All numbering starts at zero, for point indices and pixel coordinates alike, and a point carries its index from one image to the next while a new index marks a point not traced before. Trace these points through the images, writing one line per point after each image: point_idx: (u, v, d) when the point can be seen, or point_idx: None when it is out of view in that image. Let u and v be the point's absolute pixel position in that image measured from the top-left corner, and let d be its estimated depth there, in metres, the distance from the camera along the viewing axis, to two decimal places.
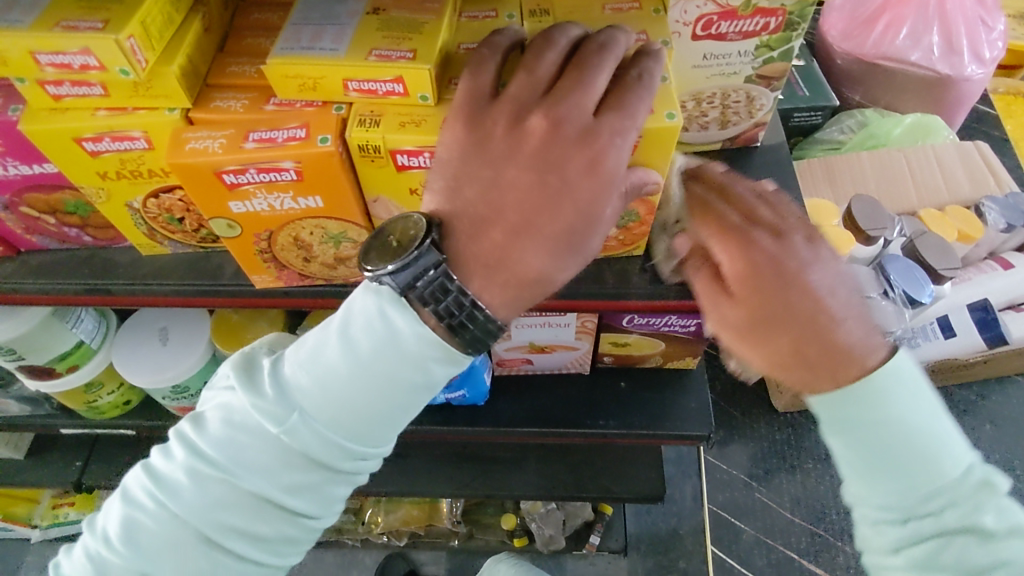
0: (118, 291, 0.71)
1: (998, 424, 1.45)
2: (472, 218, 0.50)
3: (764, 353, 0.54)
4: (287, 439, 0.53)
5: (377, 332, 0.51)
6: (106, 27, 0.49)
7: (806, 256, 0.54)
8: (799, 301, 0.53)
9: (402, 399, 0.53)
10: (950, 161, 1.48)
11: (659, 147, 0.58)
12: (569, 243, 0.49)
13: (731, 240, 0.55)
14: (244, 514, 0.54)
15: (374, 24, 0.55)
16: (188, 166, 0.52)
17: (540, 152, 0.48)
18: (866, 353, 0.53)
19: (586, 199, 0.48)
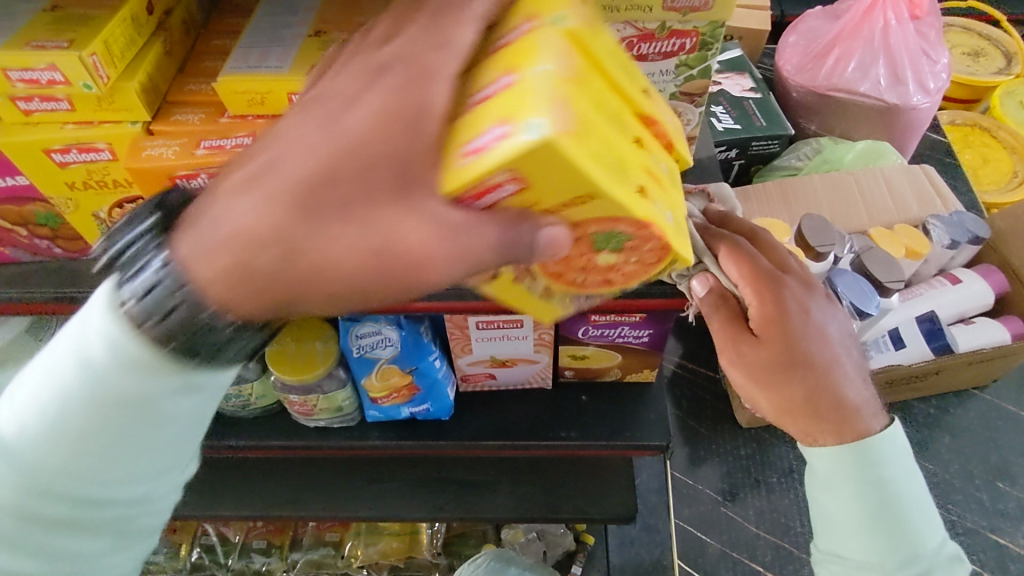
0: (85, 299, 0.75)
1: (958, 436, 1.47)
2: (240, 202, 0.48)
3: (776, 397, 0.71)
4: (23, 477, 0.54)
5: (91, 366, 0.52)
6: (71, 46, 0.55)
7: (828, 315, 0.71)
8: (822, 360, 0.68)
9: (142, 422, 0.54)
10: (898, 182, 1.56)
11: (550, 165, 0.42)
12: (302, 218, 0.47)
13: (775, 289, 0.68)
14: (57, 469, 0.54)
15: (316, 45, 0.61)
16: (144, 171, 0.58)
17: (319, 131, 0.47)
18: (869, 416, 0.70)
19: (291, 168, 0.46)
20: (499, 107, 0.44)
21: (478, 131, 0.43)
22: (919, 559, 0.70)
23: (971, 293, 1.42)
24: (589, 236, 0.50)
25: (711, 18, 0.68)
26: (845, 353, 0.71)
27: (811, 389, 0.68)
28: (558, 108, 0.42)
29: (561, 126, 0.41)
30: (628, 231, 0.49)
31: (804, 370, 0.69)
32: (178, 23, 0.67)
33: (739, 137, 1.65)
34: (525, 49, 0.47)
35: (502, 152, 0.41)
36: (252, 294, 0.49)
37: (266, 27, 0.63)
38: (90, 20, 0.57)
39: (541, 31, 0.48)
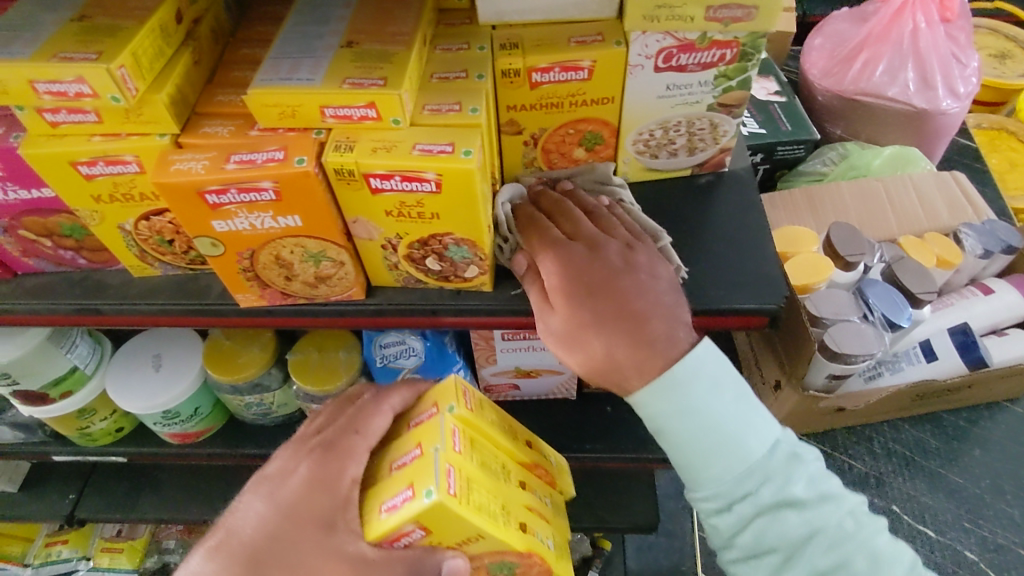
0: (109, 311, 0.74)
1: (990, 450, 1.44)
2: (253, 514, 0.73)
3: (583, 359, 0.66)
4: None
5: None
6: (99, 58, 0.53)
7: (617, 265, 0.66)
8: (611, 309, 0.64)
9: None
10: (928, 190, 1.52)
11: (448, 520, 0.65)
12: (254, 568, 0.70)
13: (549, 253, 0.68)
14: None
15: (349, 56, 0.59)
16: (172, 186, 0.56)
17: (311, 465, 0.75)
18: (668, 344, 0.65)
19: (297, 494, 0.73)
20: (405, 476, 0.68)
21: (393, 493, 0.68)
22: (755, 472, 0.66)
23: (1005, 304, 1.38)
24: (486, 561, 0.74)
25: (754, 28, 0.66)
26: (641, 300, 0.65)
27: (610, 339, 0.63)
28: (446, 479, 0.66)
29: (448, 493, 0.64)
30: (513, 558, 0.73)
31: (603, 321, 0.64)
32: (206, 32, 0.65)
33: (764, 142, 1.62)
34: (428, 434, 0.71)
35: (411, 511, 0.64)
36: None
37: (297, 38, 0.62)
38: (118, 31, 0.56)
39: (432, 421, 0.72)
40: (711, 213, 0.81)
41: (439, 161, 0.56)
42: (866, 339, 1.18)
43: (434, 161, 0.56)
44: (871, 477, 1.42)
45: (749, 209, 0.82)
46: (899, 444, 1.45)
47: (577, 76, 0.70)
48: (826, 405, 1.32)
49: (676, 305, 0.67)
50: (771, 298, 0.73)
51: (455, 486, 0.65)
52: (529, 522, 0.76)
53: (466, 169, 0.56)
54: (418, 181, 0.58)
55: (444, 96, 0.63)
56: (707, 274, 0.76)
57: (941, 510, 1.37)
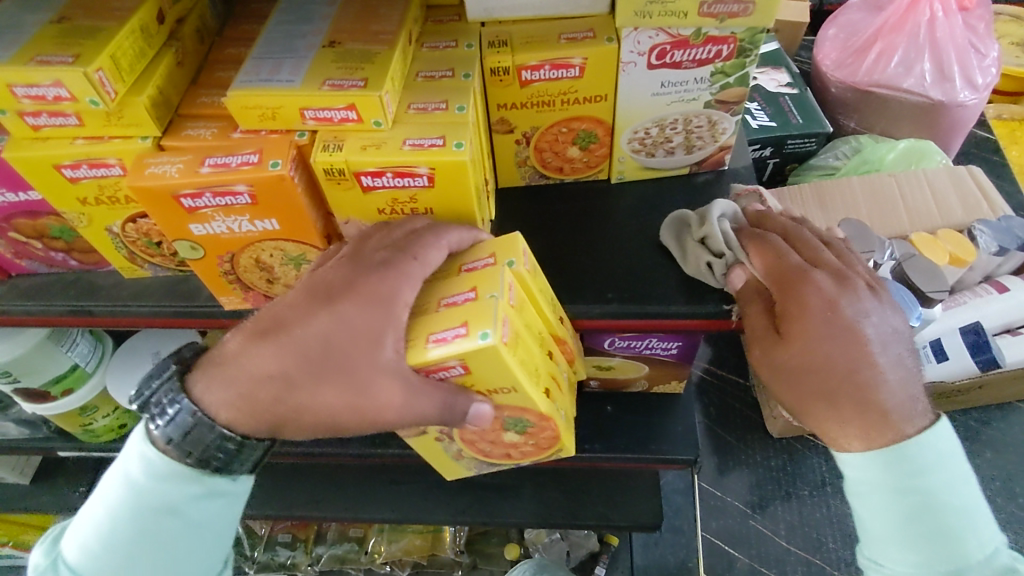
0: (100, 312, 0.74)
1: (1003, 451, 1.40)
2: (269, 351, 0.59)
3: (804, 402, 0.64)
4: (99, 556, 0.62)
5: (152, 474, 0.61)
6: (76, 62, 0.53)
7: (865, 309, 0.64)
8: (850, 358, 0.62)
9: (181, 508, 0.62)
10: (942, 185, 1.48)
11: (494, 367, 0.56)
12: (303, 372, 0.59)
13: (803, 282, 0.64)
14: (153, 526, 0.60)
15: (330, 56, 0.58)
16: (148, 190, 0.56)
17: (363, 280, 0.58)
18: (906, 419, 0.62)
19: (349, 312, 0.58)
20: (458, 314, 0.57)
21: (443, 325, 0.57)
22: (966, 573, 0.60)
23: (1021, 303, 1.34)
24: (503, 419, 0.67)
25: (752, 24, 0.64)
26: (880, 350, 0.63)
27: (851, 393, 0.62)
28: (505, 326, 0.56)
29: (504, 340, 0.54)
30: (531, 420, 0.67)
31: (827, 377, 0.63)
32: (191, 32, 0.64)
33: (775, 135, 1.59)
34: (485, 279, 0.59)
35: (462, 346, 0.54)
36: (258, 405, 0.60)
37: (280, 37, 0.61)
38: (97, 33, 0.55)
39: (492, 270, 0.60)
40: None
41: (431, 155, 0.56)
42: None
43: (427, 155, 0.56)
44: None
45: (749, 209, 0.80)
46: None
47: (568, 74, 0.68)
48: None
49: (914, 382, 0.64)
50: None
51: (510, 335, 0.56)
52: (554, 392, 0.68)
53: (459, 162, 0.56)
54: (410, 175, 0.57)
55: (431, 95, 0.61)
56: None
57: None
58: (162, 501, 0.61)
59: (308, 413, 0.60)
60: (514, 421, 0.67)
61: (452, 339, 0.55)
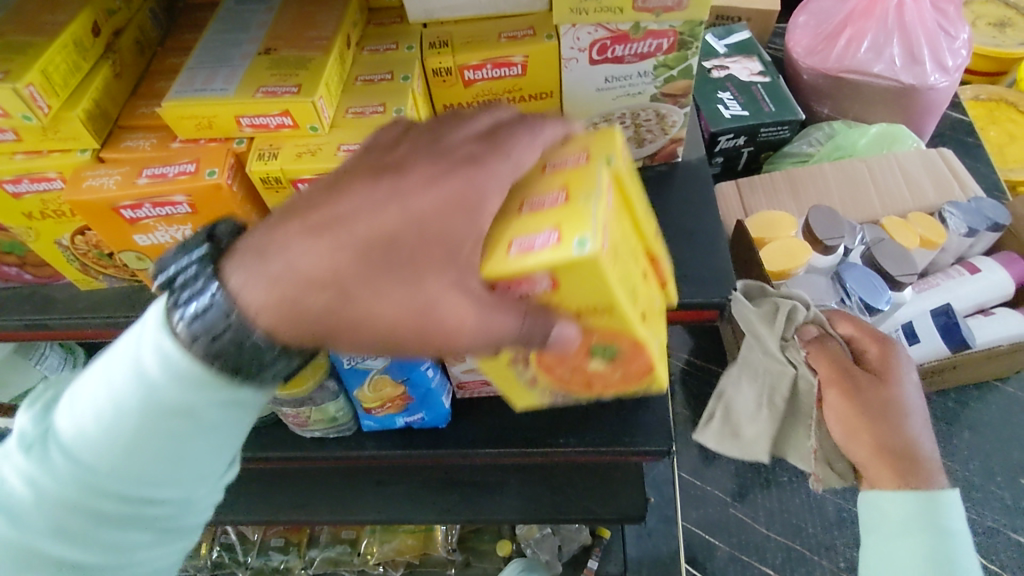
0: (56, 325, 0.74)
1: (980, 431, 1.41)
2: (313, 248, 0.47)
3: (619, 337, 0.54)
4: (48, 476, 0.51)
5: (149, 376, 0.50)
6: (6, 78, 0.53)
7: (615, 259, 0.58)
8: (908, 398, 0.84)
9: (165, 431, 0.51)
10: (913, 168, 1.49)
11: (583, 285, 0.44)
12: (361, 267, 0.46)
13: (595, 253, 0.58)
14: (129, 425, 0.50)
15: (265, 63, 0.59)
16: (87, 203, 0.56)
17: (434, 171, 0.48)
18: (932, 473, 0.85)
19: (423, 203, 0.47)
20: (553, 216, 0.45)
21: (530, 231, 0.44)
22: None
23: (991, 283, 1.35)
24: (587, 344, 0.50)
25: (688, 17, 0.64)
26: (885, 419, 0.93)
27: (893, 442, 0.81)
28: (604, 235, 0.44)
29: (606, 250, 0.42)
30: (623, 349, 0.50)
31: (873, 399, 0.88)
32: (130, 43, 0.64)
33: (748, 124, 1.59)
34: (572, 215, 0.44)
35: (548, 253, 0.42)
36: (304, 313, 0.47)
37: (216, 46, 0.61)
38: (29, 48, 0.55)
39: (577, 206, 0.44)
40: (660, 207, 0.80)
41: None
42: None
43: None
44: None
45: (702, 201, 0.80)
46: None
47: (511, 72, 0.68)
48: None
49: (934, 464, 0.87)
50: (720, 292, 0.72)
51: (609, 244, 0.44)
52: (645, 321, 0.51)
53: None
54: None
55: (369, 98, 0.61)
56: None
57: None
58: (147, 401, 0.50)
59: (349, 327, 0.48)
60: (600, 346, 0.50)
61: (538, 238, 0.44)
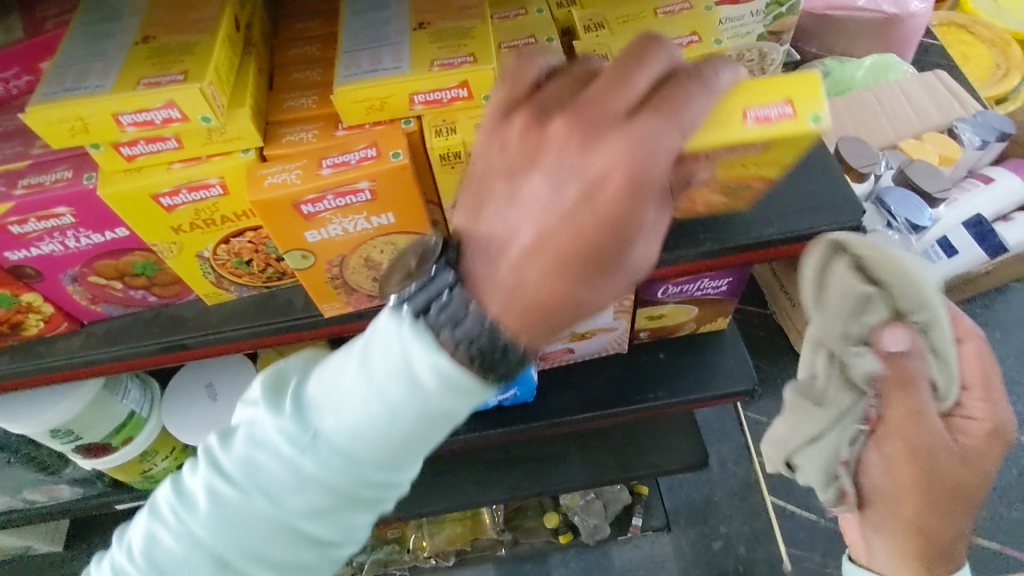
0: (194, 344, 0.71)
1: (1007, 331, 1.50)
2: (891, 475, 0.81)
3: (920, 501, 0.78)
4: (308, 463, 0.55)
5: (396, 368, 0.51)
6: (186, 79, 0.50)
7: (936, 439, 0.75)
8: (951, 491, 0.77)
9: (427, 437, 0.54)
10: (915, 92, 1.56)
11: (790, 149, 0.54)
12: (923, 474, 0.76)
13: (892, 435, 0.77)
14: (386, 439, 0.53)
15: (426, 37, 0.57)
16: (270, 201, 0.54)
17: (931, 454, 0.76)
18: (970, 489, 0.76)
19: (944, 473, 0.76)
20: (699, 60, 0.60)
21: (763, 102, 0.52)
22: None
23: (1009, 188, 1.41)
24: None
25: None
26: None
27: (937, 520, 0.78)
28: (782, 104, 0.52)
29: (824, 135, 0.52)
30: None
31: (940, 506, 0.78)
32: (258, 36, 0.62)
33: None
34: (801, 93, 0.53)
35: (789, 126, 0.51)
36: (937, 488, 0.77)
37: (363, 25, 0.59)
38: (193, 47, 0.52)
39: (708, 49, 0.60)
40: None
41: None
42: (895, 246, 1.21)
43: None
44: None
45: None
46: None
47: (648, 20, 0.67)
48: None
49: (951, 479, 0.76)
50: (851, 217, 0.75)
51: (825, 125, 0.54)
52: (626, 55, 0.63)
53: None
54: None
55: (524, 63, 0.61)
56: None
57: None
58: (416, 417, 0.52)
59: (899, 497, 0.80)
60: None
61: (777, 119, 0.52)
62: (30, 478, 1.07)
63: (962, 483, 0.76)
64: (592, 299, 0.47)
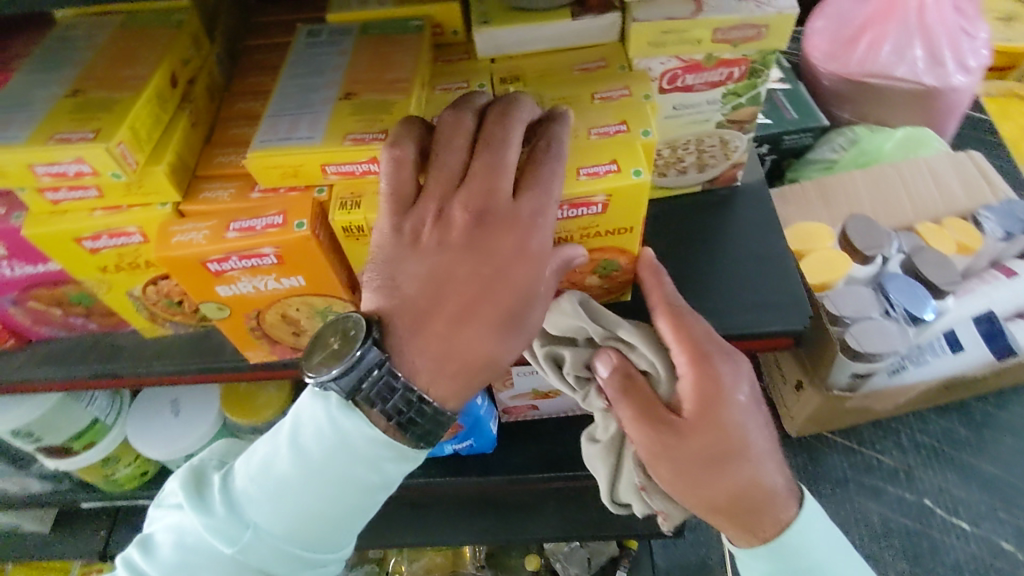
0: (125, 373, 0.73)
1: (1019, 435, 1.40)
2: (694, 487, 0.68)
3: (697, 491, 0.68)
4: (241, 555, 0.59)
5: (326, 441, 0.56)
6: (96, 138, 0.52)
7: (727, 399, 0.64)
8: (729, 446, 0.65)
9: (355, 506, 0.59)
10: (944, 173, 1.46)
11: (629, 203, 0.59)
12: (723, 457, 0.65)
13: (659, 421, 0.66)
14: (321, 513, 0.58)
15: (348, 109, 0.58)
16: (176, 259, 0.55)
17: (708, 446, 0.65)
18: (781, 509, 0.69)
19: (724, 438, 0.64)
20: (608, 150, 0.59)
21: (592, 161, 0.59)
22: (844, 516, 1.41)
23: None
24: (596, 260, 0.67)
25: (765, 46, 0.63)
26: None
27: (708, 484, 0.66)
28: (608, 163, 0.59)
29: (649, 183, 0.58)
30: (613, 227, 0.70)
31: (707, 464, 0.66)
32: (202, 90, 0.64)
33: (770, 132, 1.46)
34: (628, 154, 0.59)
35: (612, 184, 0.57)
36: (714, 483, 0.66)
37: (293, 91, 0.60)
38: (114, 105, 0.54)
39: (634, 139, 0.60)
40: (725, 234, 0.79)
41: None
42: (888, 336, 1.15)
43: None
44: (901, 471, 1.38)
45: (764, 227, 0.79)
46: (927, 436, 1.41)
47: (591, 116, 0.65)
48: (852, 403, 1.28)
49: (759, 464, 0.66)
50: (796, 320, 0.72)
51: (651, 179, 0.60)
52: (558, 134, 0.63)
53: None
54: None
55: None
56: (728, 299, 0.74)
57: (975, 502, 1.34)
58: (344, 488, 0.57)
59: (699, 495, 0.68)
60: (604, 261, 0.68)
61: (605, 174, 0.58)
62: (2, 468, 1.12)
63: (714, 445, 0.65)
64: (507, 350, 0.54)
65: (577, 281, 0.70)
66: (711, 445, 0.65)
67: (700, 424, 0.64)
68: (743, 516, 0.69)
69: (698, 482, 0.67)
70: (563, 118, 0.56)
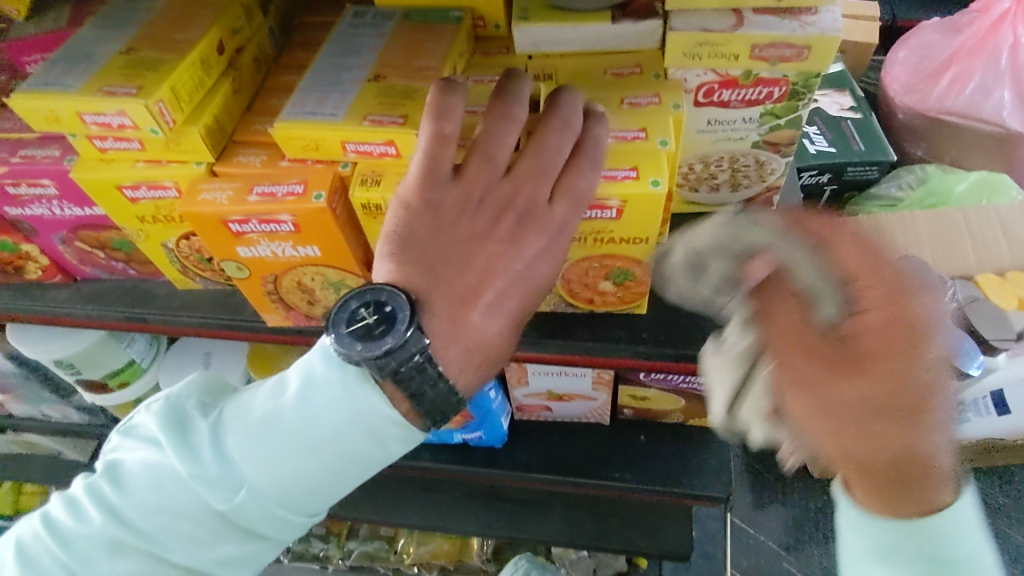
0: (153, 320, 0.78)
1: None
2: (839, 411, 0.46)
3: (835, 438, 0.47)
4: (229, 512, 0.53)
5: (339, 406, 0.52)
6: (138, 93, 0.55)
7: (898, 289, 0.47)
8: (886, 357, 0.45)
9: (348, 476, 0.55)
10: (1016, 224, 1.36)
11: (642, 214, 0.59)
12: (860, 363, 0.45)
13: (798, 333, 0.48)
14: (317, 478, 0.53)
15: (375, 91, 0.60)
16: (200, 215, 0.59)
17: (891, 335, 0.45)
18: (940, 488, 0.47)
19: (890, 367, 0.45)
20: (630, 156, 0.59)
21: (612, 165, 0.58)
22: None
23: None
24: (610, 265, 0.66)
25: (805, 68, 0.61)
26: None
27: (859, 425, 0.46)
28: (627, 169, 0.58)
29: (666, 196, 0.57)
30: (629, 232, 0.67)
31: (851, 389, 0.45)
32: (249, 60, 0.67)
33: (835, 161, 1.39)
34: (648, 163, 0.58)
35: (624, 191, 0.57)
36: (878, 411, 0.45)
37: (328, 69, 0.63)
38: (161, 65, 0.58)
39: (649, 148, 0.59)
40: None
41: None
42: None
43: None
44: None
45: None
46: None
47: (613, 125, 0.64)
48: None
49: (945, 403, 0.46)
50: None
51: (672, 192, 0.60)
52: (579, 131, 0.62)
53: None
54: None
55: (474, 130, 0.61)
56: None
57: None
58: (350, 455, 0.53)
59: (839, 443, 0.47)
60: (619, 269, 0.66)
61: (622, 180, 0.57)
62: (46, 396, 1.20)
63: (896, 394, 0.45)
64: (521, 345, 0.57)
65: (590, 286, 0.68)
66: (865, 351, 0.45)
67: (855, 363, 0.45)
68: (916, 490, 0.46)
69: (845, 419, 0.46)
70: (598, 114, 0.56)
